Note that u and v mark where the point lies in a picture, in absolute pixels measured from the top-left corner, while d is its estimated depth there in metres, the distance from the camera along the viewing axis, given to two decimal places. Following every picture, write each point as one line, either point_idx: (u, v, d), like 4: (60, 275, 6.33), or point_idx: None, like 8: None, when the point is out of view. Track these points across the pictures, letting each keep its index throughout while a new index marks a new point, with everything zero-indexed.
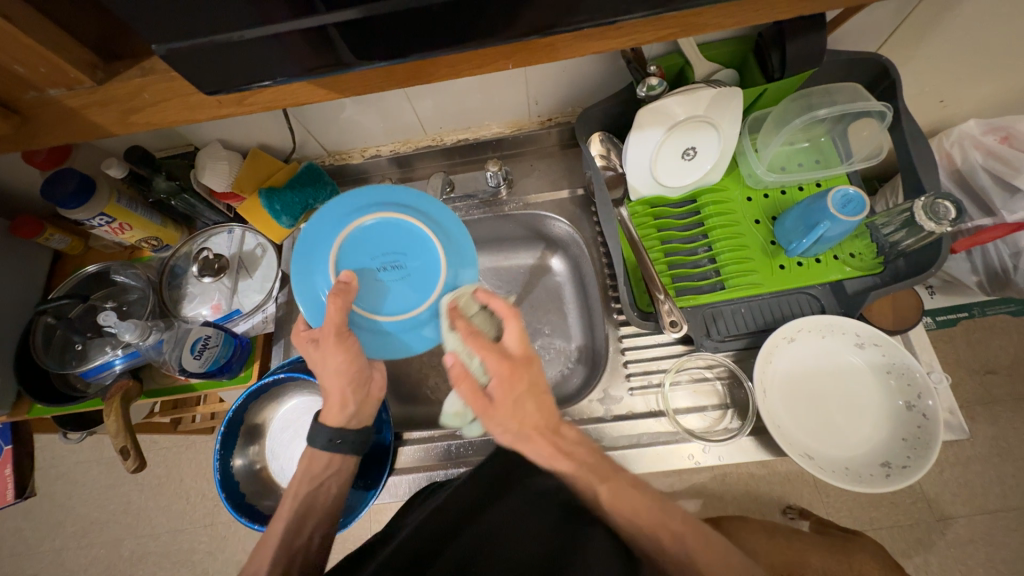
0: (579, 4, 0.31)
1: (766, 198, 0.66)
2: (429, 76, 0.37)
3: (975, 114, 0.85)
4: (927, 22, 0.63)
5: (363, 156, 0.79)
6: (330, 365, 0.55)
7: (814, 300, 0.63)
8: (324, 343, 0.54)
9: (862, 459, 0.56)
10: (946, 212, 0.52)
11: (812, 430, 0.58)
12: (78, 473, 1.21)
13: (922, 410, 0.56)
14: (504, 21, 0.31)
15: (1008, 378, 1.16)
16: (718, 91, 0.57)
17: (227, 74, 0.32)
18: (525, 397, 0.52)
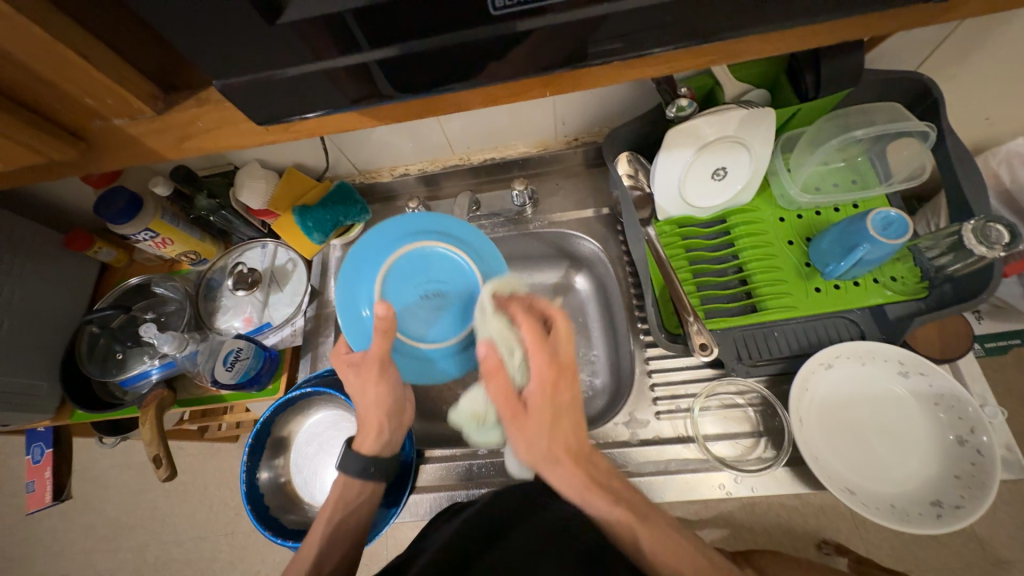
0: (619, 34, 0.31)
1: (800, 218, 0.65)
2: (465, 104, 0.38)
3: (1023, 132, 0.81)
4: (971, 40, 0.61)
5: (392, 174, 0.82)
6: (370, 393, 0.56)
7: (854, 325, 0.60)
8: (365, 373, 0.56)
9: (909, 497, 0.53)
10: (998, 236, 0.50)
11: (853, 463, 0.55)
12: (110, 476, 1.25)
13: (976, 446, 0.52)
14: (543, 52, 0.32)
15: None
16: (750, 112, 0.56)
17: (275, 105, 0.34)
18: (566, 409, 0.53)
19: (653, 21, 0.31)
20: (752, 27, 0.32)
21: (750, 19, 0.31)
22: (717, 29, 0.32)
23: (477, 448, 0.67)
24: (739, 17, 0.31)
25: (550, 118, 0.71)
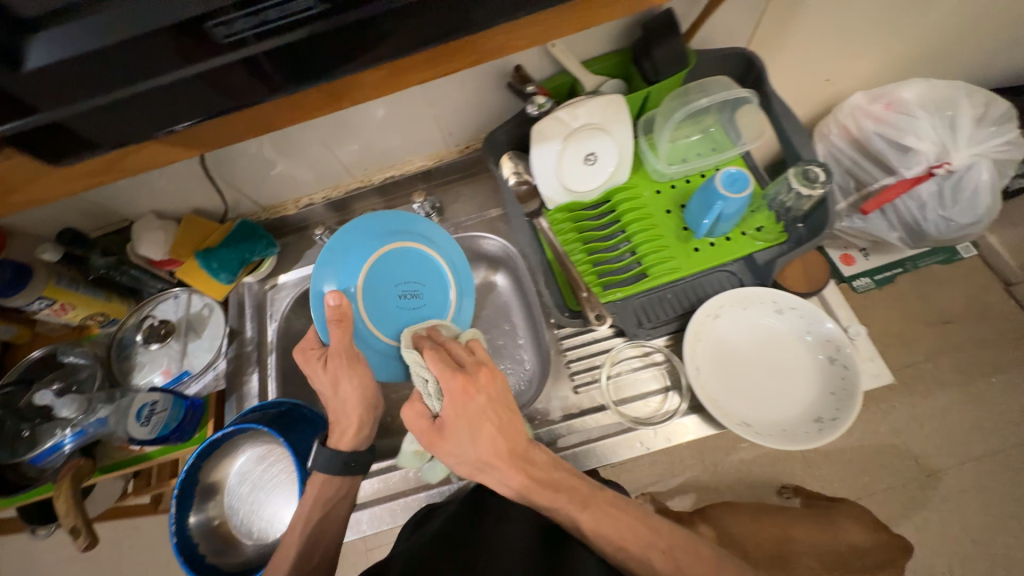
0: (413, 27, 0.34)
1: (673, 188, 0.71)
2: (272, 122, 0.40)
3: (860, 87, 0.93)
4: (786, 12, 0.70)
5: (297, 206, 0.83)
6: (347, 387, 0.60)
7: (733, 276, 0.66)
8: (333, 364, 0.59)
9: (797, 419, 0.58)
10: (816, 175, 0.58)
11: (750, 400, 0.60)
12: (54, 571, 1.16)
13: (843, 362, 0.59)
14: (334, 58, 0.34)
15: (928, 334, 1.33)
16: (603, 100, 0.63)
17: (71, 143, 0.35)
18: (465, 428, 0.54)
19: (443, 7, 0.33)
20: (501, 15, 0.34)
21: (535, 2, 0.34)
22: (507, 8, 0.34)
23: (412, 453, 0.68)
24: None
25: (436, 130, 0.75)
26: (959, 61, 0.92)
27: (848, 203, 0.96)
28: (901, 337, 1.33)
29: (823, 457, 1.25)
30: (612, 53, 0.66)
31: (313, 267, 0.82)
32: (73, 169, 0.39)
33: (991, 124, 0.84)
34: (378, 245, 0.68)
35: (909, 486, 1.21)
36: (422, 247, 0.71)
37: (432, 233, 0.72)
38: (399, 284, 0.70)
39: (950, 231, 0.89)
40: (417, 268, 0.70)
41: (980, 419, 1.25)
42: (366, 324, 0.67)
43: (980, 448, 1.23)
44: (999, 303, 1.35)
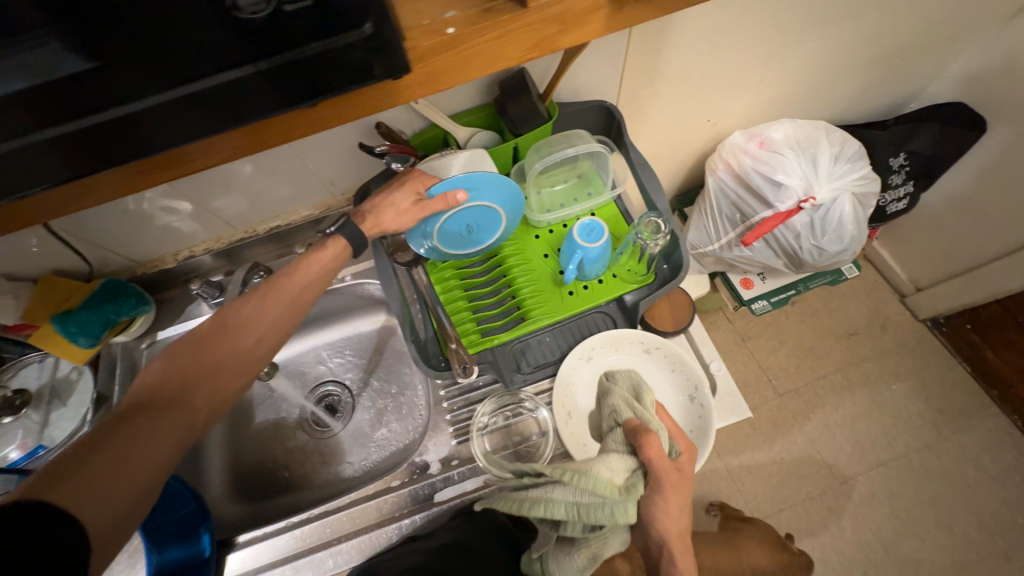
0: (138, 139, 0.31)
1: (551, 233, 0.72)
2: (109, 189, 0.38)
3: (738, 127, 1.00)
4: (649, 67, 0.74)
5: (177, 260, 0.79)
6: (400, 221, 0.59)
7: (608, 317, 0.68)
8: (416, 207, 0.59)
9: None
10: (656, 227, 0.64)
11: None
12: None
13: (700, 400, 0.64)
14: (153, 138, 0.31)
15: (838, 344, 1.40)
16: (467, 155, 0.64)
17: None
18: (677, 504, 0.55)
19: (158, 121, 0.30)
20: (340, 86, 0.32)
21: (268, 112, 0.32)
22: (240, 119, 0.32)
23: (289, 516, 0.63)
24: (248, 105, 0.31)
25: (318, 181, 0.74)
26: (821, 100, 1.01)
27: (736, 234, 1.01)
28: (814, 350, 1.40)
29: (746, 472, 1.29)
30: (479, 106, 0.68)
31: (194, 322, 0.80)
32: None
33: (846, 161, 0.92)
34: (492, 204, 0.64)
35: (825, 495, 1.25)
36: (503, 221, 0.68)
37: (512, 221, 0.69)
38: (473, 225, 0.66)
39: (823, 258, 0.98)
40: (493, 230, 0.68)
41: (885, 426, 1.31)
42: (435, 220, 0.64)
43: (885, 455, 1.28)
44: (896, 314, 1.42)
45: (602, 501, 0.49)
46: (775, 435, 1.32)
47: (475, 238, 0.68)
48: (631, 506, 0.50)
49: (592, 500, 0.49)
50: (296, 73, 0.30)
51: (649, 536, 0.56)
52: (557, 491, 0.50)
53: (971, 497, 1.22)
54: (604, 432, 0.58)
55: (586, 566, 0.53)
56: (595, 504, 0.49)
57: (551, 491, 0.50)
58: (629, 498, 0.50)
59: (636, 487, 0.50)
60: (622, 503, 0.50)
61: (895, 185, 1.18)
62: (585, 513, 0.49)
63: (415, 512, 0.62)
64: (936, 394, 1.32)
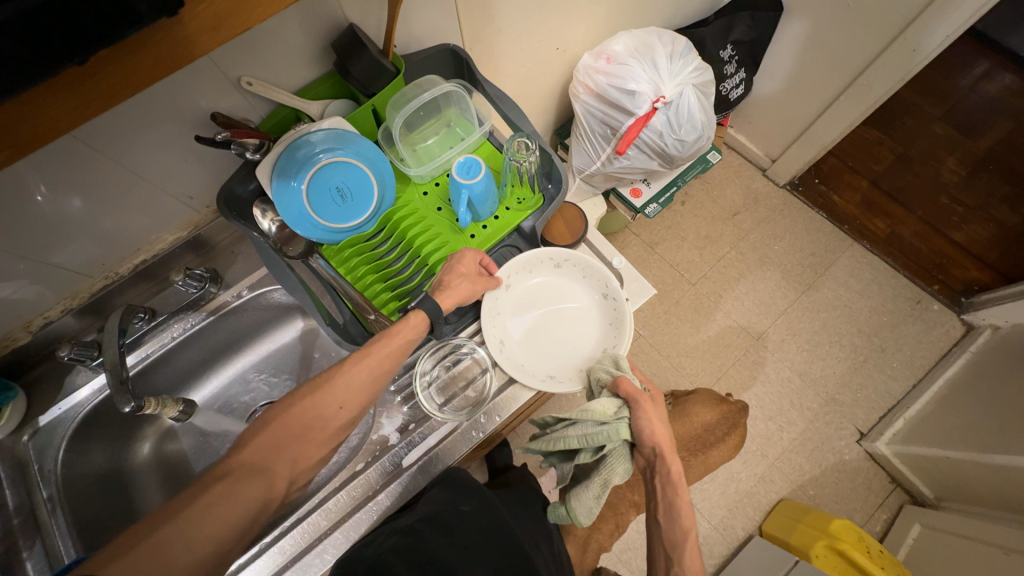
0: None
1: (438, 186, 0.73)
2: None
3: (586, 49, 1.06)
4: (483, 6, 0.75)
5: (32, 331, 0.68)
6: (477, 282, 0.65)
7: (514, 248, 0.73)
8: (482, 277, 0.66)
9: (589, 354, 0.70)
10: (527, 145, 0.67)
11: (555, 355, 0.70)
12: None
13: (611, 294, 0.70)
14: None
15: (727, 227, 1.58)
16: (326, 126, 0.62)
17: None
18: (661, 424, 0.60)
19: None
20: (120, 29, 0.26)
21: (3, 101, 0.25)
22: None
23: (261, 541, 0.62)
24: None
25: (173, 199, 0.68)
26: (649, 7, 1.09)
27: (611, 148, 1.09)
28: (709, 237, 1.57)
29: (684, 358, 1.45)
30: (323, 76, 0.65)
31: (83, 393, 0.70)
32: None
33: (680, 58, 1.02)
34: (358, 159, 0.65)
35: (748, 353, 1.45)
36: (375, 179, 0.67)
37: (386, 180, 0.68)
38: (345, 186, 0.65)
39: (687, 149, 1.09)
40: (368, 188, 0.67)
41: (778, 281, 1.52)
42: (303, 181, 0.63)
43: (783, 305, 1.50)
44: (763, 187, 1.63)
45: (600, 427, 0.58)
46: (697, 320, 1.48)
47: (350, 203, 0.66)
48: (623, 425, 0.58)
49: (595, 427, 0.59)
50: (9, 39, 0.24)
51: (641, 447, 0.60)
52: (567, 430, 0.60)
53: (849, 314, 1.48)
54: (592, 393, 0.65)
55: (601, 495, 0.60)
56: (594, 431, 0.58)
57: (567, 429, 0.61)
58: (619, 419, 0.59)
59: (622, 412, 0.59)
60: (615, 427, 0.58)
61: (731, 74, 1.33)
62: (587, 436, 0.59)
63: (388, 484, 0.63)
64: (807, 243, 1.56)
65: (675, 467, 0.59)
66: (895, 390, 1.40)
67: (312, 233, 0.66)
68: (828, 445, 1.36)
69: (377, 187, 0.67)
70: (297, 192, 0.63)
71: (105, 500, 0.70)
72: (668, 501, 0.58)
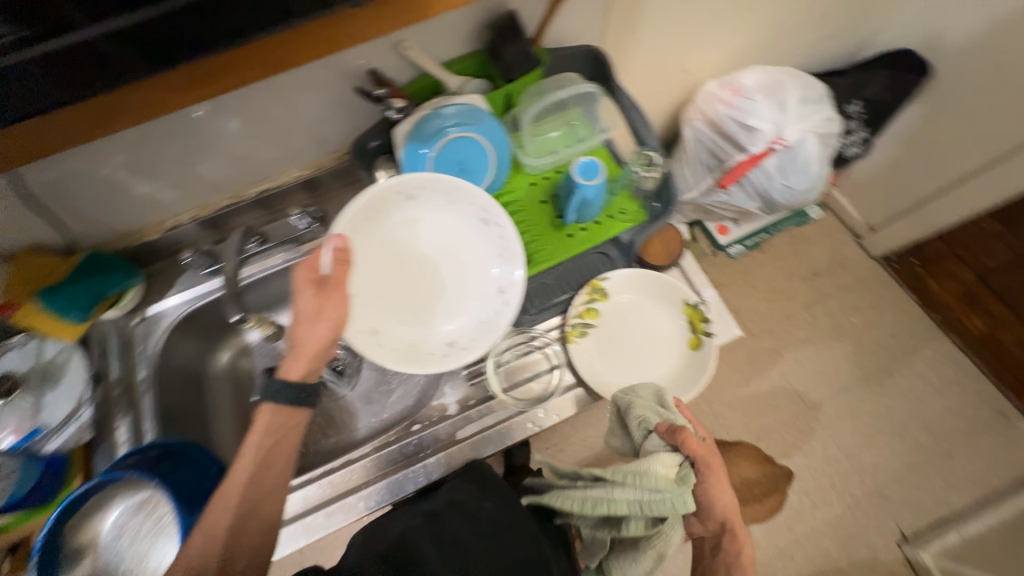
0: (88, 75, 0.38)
1: (546, 180, 0.75)
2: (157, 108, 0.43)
3: (712, 76, 1.03)
4: (632, 14, 0.76)
5: (162, 229, 0.76)
6: (329, 316, 0.54)
7: (605, 257, 0.73)
8: (333, 291, 0.54)
9: (495, 293, 0.67)
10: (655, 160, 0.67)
11: (583, 344, 0.69)
12: None
13: (493, 218, 0.65)
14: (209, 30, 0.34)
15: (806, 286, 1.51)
16: (462, 101, 0.65)
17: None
18: (722, 488, 0.58)
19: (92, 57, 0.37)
20: None
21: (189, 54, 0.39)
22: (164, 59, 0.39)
23: (314, 471, 0.66)
24: None
25: (308, 139, 0.73)
26: (787, 46, 1.06)
27: (713, 178, 1.07)
28: (784, 291, 1.50)
29: (728, 407, 1.39)
30: (469, 53, 0.68)
31: (188, 295, 0.77)
32: None
33: (811, 103, 0.98)
34: (483, 140, 0.67)
35: (796, 420, 1.37)
36: (493, 160, 0.69)
37: (502, 163, 0.71)
38: (465, 163, 0.68)
39: (793, 198, 1.05)
40: (485, 168, 0.70)
41: (846, 354, 1.43)
42: (430, 151, 0.66)
43: (847, 380, 1.41)
44: (854, 253, 1.53)
45: (660, 496, 0.53)
46: (751, 372, 1.42)
47: (467, 177, 0.70)
48: (688, 493, 0.54)
49: (651, 495, 0.54)
50: None
51: (709, 521, 0.59)
52: (616, 487, 0.55)
53: (918, 408, 1.37)
54: (636, 443, 0.60)
55: (653, 562, 0.56)
56: (654, 499, 0.53)
57: (613, 491, 0.55)
58: (684, 484, 0.54)
59: (688, 476, 0.55)
60: (679, 495, 0.53)
61: (851, 131, 1.26)
62: (647, 505, 0.53)
63: (439, 450, 0.66)
64: (889, 323, 1.46)
65: (738, 529, 0.58)
66: (954, 500, 1.28)
67: None
68: (863, 537, 1.27)
69: (493, 168, 0.70)
70: (422, 159, 0.66)
71: (184, 394, 0.77)
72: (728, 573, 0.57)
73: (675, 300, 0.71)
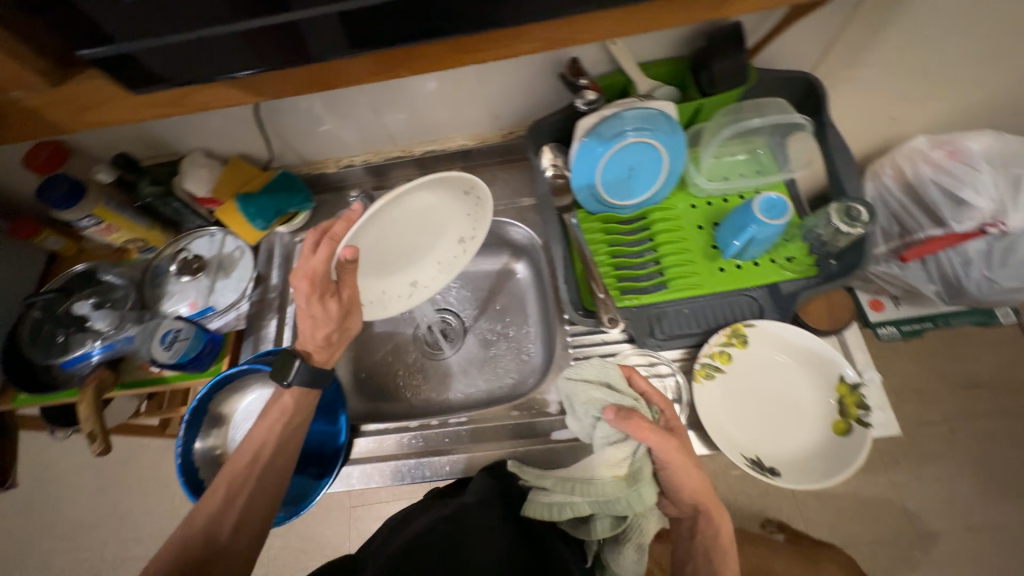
0: (274, 49, 0.39)
1: (709, 205, 0.70)
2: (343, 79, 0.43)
3: (924, 130, 0.89)
4: (858, 42, 0.68)
5: (337, 165, 0.84)
6: (315, 316, 0.56)
7: (754, 302, 0.65)
8: (323, 296, 0.55)
9: (446, 247, 0.65)
10: (859, 215, 0.57)
11: (711, 397, 0.61)
12: (105, 467, 1.40)
13: (475, 193, 0.60)
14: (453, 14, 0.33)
15: (990, 394, 1.15)
16: (655, 105, 0.61)
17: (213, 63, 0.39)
18: (690, 470, 0.53)
19: (292, 36, 0.38)
20: None
21: (380, 43, 0.39)
22: (352, 45, 0.39)
23: (410, 421, 0.70)
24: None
25: (484, 112, 0.76)
26: None
27: (888, 248, 0.94)
28: None
29: None
30: (670, 59, 0.66)
31: None
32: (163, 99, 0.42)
33: None
34: (662, 148, 0.63)
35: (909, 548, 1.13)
36: (665, 170, 0.66)
37: (672, 175, 0.67)
38: (635, 168, 0.65)
39: (992, 293, 0.87)
40: (654, 176, 0.67)
41: None
42: (606, 150, 0.63)
43: None
44: None
45: (614, 497, 0.50)
46: None
47: (632, 183, 0.67)
48: (644, 491, 0.50)
49: (607, 496, 0.50)
50: None
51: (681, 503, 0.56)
52: (568, 492, 0.52)
53: None
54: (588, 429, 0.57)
55: (638, 557, 0.54)
56: (609, 500, 0.50)
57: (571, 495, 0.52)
58: (636, 488, 0.50)
59: (641, 472, 0.51)
60: (635, 493, 0.50)
61: None
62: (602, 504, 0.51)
63: (530, 443, 0.66)
64: None
65: (716, 509, 0.56)
66: None
67: (584, 192, 0.68)
68: None
69: (662, 178, 0.67)
70: (596, 158, 0.64)
71: None
72: (705, 552, 0.56)
73: (829, 372, 0.61)
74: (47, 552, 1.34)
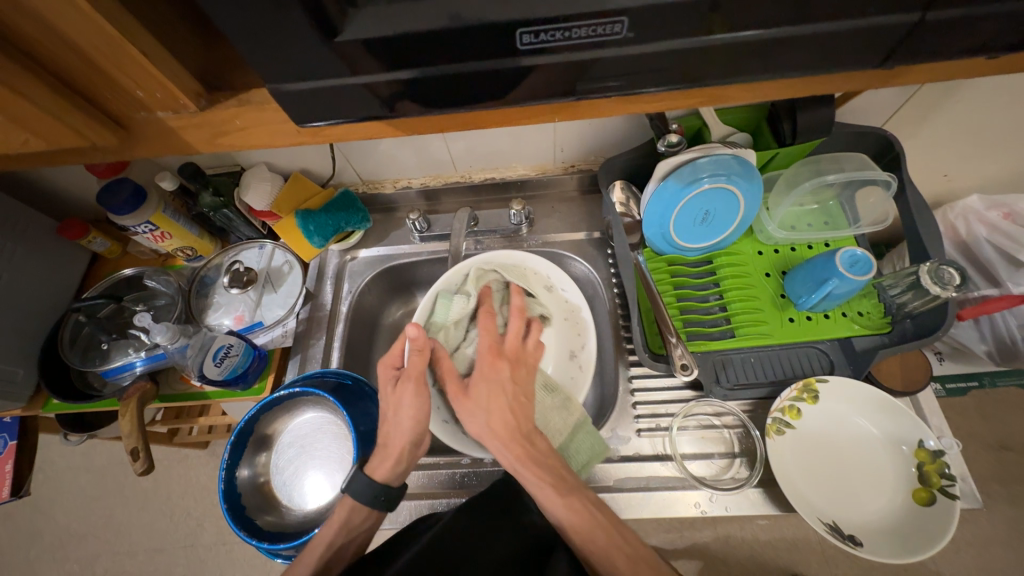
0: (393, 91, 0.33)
1: (776, 253, 0.69)
2: (485, 121, 0.38)
3: (978, 190, 0.88)
4: (934, 103, 0.68)
5: (394, 186, 0.84)
6: (404, 412, 0.54)
7: (824, 355, 0.64)
8: (404, 385, 0.55)
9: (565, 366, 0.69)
10: (950, 277, 0.55)
11: (790, 461, 0.58)
12: (104, 473, 1.34)
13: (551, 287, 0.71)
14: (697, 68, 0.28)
15: None
16: (734, 152, 0.61)
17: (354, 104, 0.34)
18: (477, 411, 0.56)
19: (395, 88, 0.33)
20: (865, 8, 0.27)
21: (485, 96, 0.34)
22: (452, 102, 0.34)
23: (461, 457, 0.67)
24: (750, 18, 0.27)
25: (550, 145, 0.75)
26: None
27: None
28: None
29: None
30: (749, 107, 0.65)
31: (394, 249, 0.84)
32: (296, 127, 0.37)
33: None
34: (738, 193, 0.62)
35: None
36: (738, 214, 0.65)
37: (745, 218, 0.66)
38: (709, 213, 0.64)
39: None
40: (727, 219, 0.66)
41: None
42: (680, 197, 0.62)
43: None
44: None
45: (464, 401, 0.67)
46: None
47: (704, 227, 0.66)
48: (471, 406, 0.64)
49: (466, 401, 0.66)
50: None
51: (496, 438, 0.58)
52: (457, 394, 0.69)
53: None
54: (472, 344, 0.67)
55: None
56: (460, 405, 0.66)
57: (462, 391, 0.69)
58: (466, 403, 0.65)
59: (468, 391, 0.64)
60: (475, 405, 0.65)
61: None
62: None
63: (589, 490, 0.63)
64: None
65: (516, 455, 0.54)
66: None
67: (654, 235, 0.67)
68: None
69: (734, 221, 0.66)
70: (671, 204, 0.63)
71: (362, 336, 0.83)
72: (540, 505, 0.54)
73: (906, 437, 0.59)
74: (33, 560, 1.28)
